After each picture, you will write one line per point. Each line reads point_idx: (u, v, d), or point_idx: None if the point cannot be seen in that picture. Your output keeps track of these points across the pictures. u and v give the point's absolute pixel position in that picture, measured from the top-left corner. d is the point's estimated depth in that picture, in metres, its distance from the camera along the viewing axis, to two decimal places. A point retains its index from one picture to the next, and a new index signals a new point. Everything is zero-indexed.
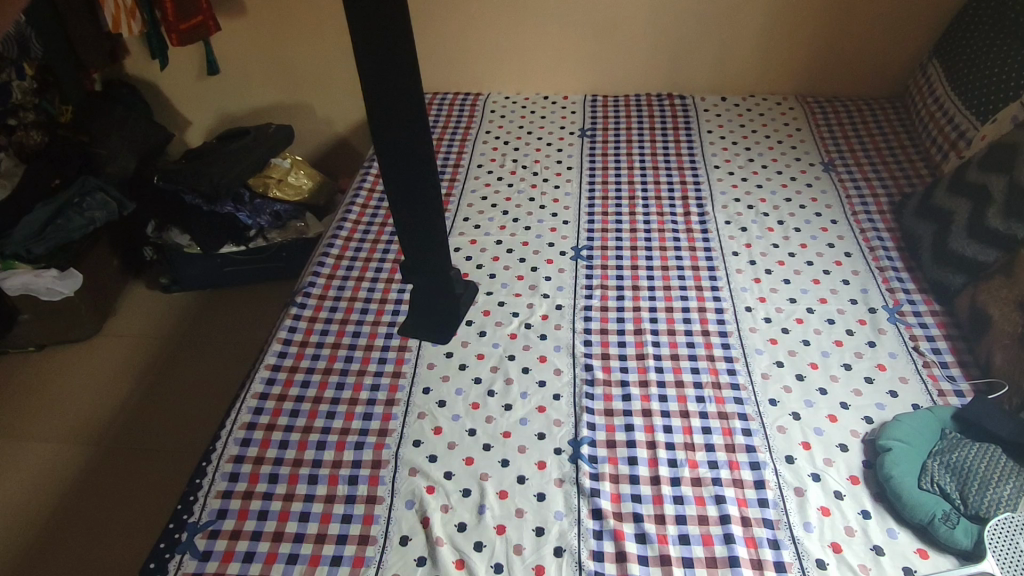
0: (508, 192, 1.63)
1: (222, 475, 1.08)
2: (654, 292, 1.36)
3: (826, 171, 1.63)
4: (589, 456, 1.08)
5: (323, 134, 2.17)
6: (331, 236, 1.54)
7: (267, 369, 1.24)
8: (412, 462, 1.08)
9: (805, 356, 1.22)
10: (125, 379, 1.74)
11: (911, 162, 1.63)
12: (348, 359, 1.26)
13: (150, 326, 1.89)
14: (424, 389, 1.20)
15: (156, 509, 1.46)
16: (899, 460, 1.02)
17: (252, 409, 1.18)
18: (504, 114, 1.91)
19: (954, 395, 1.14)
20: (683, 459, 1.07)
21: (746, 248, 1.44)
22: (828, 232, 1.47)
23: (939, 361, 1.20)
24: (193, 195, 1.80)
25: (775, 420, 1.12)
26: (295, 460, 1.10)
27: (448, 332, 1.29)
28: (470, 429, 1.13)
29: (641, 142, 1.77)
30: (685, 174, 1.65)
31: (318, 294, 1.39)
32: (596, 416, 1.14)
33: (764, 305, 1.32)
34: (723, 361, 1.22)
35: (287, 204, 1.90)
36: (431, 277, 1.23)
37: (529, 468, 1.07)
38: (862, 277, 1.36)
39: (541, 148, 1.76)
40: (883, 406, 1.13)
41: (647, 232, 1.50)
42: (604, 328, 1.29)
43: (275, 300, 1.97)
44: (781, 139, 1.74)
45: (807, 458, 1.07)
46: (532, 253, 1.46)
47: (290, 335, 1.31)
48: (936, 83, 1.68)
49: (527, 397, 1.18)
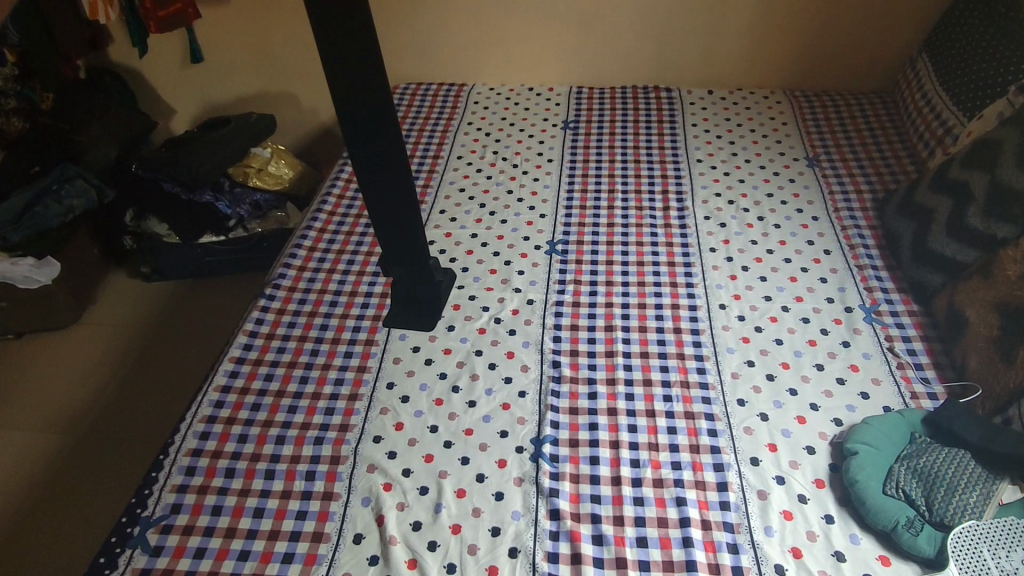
0: (486, 184, 1.60)
1: (178, 469, 1.07)
2: (627, 289, 1.34)
3: (810, 166, 1.60)
4: (551, 455, 1.07)
5: (307, 124, 2.15)
6: (305, 228, 1.52)
7: (230, 362, 1.23)
8: (372, 459, 1.07)
9: (776, 355, 1.20)
10: (102, 368, 1.73)
11: (896, 158, 1.60)
12: (314, 353, 1.24)
13: (129, 316, 1.88)
14: (389, 384, 1.18)
15: (119, 501, 1.45)
16: (866, 465, 0.99)
17: (213, 402, 1.16)
18: (487, 105, 1.88)
19: (927, 398, 1.12)
20: (646, 460, 1.05)
21: (724, 244, 1.42)
22: (808, 229, 1.44)
23: (914, 362, 1.17)
24: (172, 183, 1.77)
25: (742, 421, 1.10)
26: (253, 455, 1.08)
27: (433, 318, 1.29)
28: (432, 425, 1.12)
29: (624, 135, 1.74)
30: (666, 168, 1.62)
31: (288, 286, 1.38)
32: (560, 415, 1.12)
33: (738, 303, 1.29)
34: (693, 359, 1.20)
35: (267, 193, 1.88)
36: (410, 266, 1.23)
37: (489, 466, 1.06)
38: (840, 275, 1.34)
39: (523, 140, 1.74)
40: (853, 408, 1.11)
41: (625, 227, 1.48)
42: (575, 324, 1.27)
43: (253, 292, 1.94)
44: (766, 134, 1.71)
45: (773, 460, 1.05)
46: (507, 247, 1.44)
47: (256, 327, 1.29)
48: (924, 78, 1.64)
49: (492, 394, 1.16)
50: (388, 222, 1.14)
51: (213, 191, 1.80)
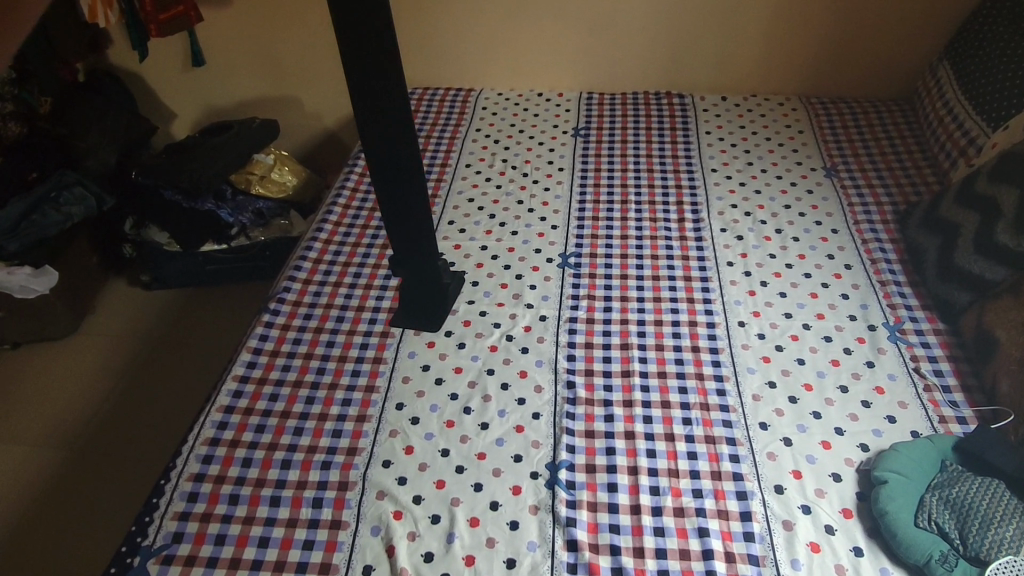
0: (496, 194, 1.56)
1: (180, 495, 1.03)
2: (643, 304, 1.30)
3: (828, 176, 1.56)
4: (567, 481, 1.03)
5: (311, 129, 2.11)
6: (310, 238, 1.47)
7: (234, 381, 1.18)
8: (381, 485, 1.03)
9: (798, 376, 1.16)
10: (100, 381, 1.69)
11: (917, 169, 1.56)
12: (320, 371, 1.19)
13: (129, 325, 1.83)
14: (398, 405, 1.14)
15: (116, 523, 1.40)
16: (895, 495, 0.96)
17: (216, 424, 1.12)
18: (495, 111, 1.84)
19: (956, 422, 1.08)
20: (666, 487, 1.02)
21: (742, 258, 1.38)
22: (828, 242, 1.40)
23: (941, 384, 1.14)
24: (172, 191, 1.72)
25: (765, 446, 1.06)
26: (257, 480, 1.04)
27: (437, 318, 1.28)
28: (443, 449, 1.08)
29: (636, 143, 1.70)
30: (680, 178, 1.58)
31: (293, 300, 1.33)
32: (576, 438, 1.08)
33: (758, 320, 1.25)
34: (713, 380, 1.16)
35: (269, 201, 1.84)
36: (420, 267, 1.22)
37: (503, 493, 1.02)
38: (862, 291, 1.30)
39: (532, 147, 1.70)
40: (880, 433, 1.07)
41: (639, 239, 1.44)
42: (590, 341, 1.23)
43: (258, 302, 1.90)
44: (782, 142, 1.67)
45: (798, 488, 1.01)
46: (518, 260, 1.40)
47: (261, 344, 1.24)
48: (946, 87, 1.61)
49: (505, 416, 1.12)
50: (400, 224, 1.13)
51: (214, 199, 1.76)
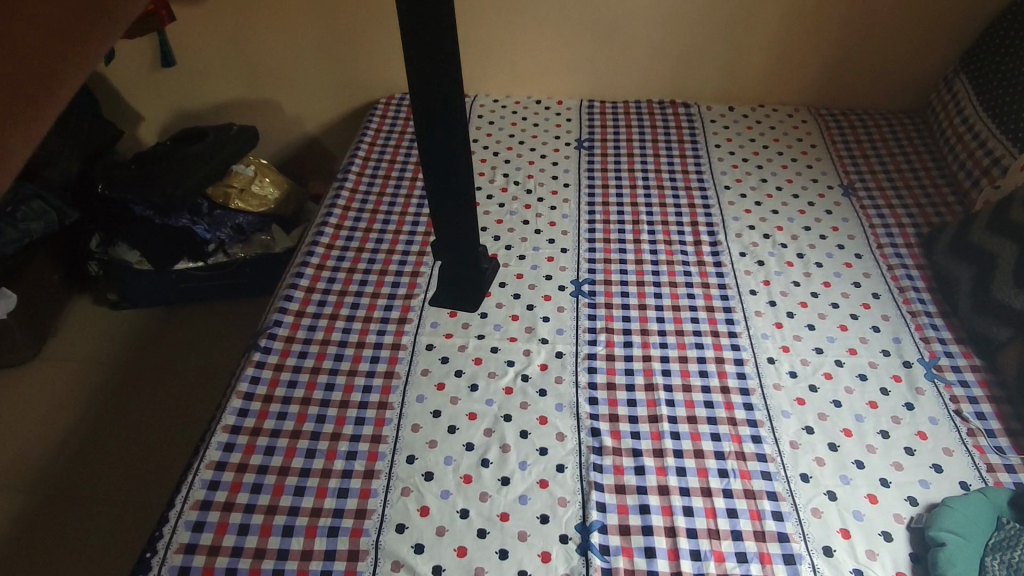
0: (499, 213, 1.46)
1: (169, 570, 0.92)
2: (665, 338, 1.22)
3: (846, 194, 1.50)
4: (600, 546, 0.94)
5: (291, 134, 1.98)
6: (300, 264, 1.35)
7: (224, 432, 1.07)
8: (396, 554, 0.93)
9: (836, 420, 1.09)
10: (63, 413, 1.55)
11: (936, 187, 1.50)
12: (321, 420, 1.09)
13: (97, 349, 1.69)
14: (409, 458, 1.04)
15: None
16: (957, 559, 0.89)
17: (207, 484, 1.00)
18: (492, 119, 1.74)
19: (1004, 471, 1.02)
20: (707, 551, 0.94)
21: (765, 286, 1.30)
22: (852, 268, 1.34)
23: (985, 428, 1.07)
24: (144, 207, 1.58)
25: (809, 501, 0.99)
26: (256, 551, 0.93)
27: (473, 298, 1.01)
28: (462, 509, 0.98)
29: (643, 156, 1.62)
30: (693, 196, 1.51)
31: (285, 336, 1.21)
32: (606, 495, 1.00)
33: (788, 356, 1.18)
34: (746, 426, 1.08)
35: (250, 216, 1.70)
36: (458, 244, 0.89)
37: (532, 561, 0.93)
38: (893, 322, 1.23)
39: (535, 161, 1.61)
40: (927, 484, 1.01)
41: (655, 264, 1.36)
42: (612, 381, 1.15)
43: (256, 323, 1.77)
44: (795, 157, 1.60)
45: (848, 549, 0.94)
46: (528, 288, 1.30)
47: (252, 388, 1.13)
48: (964, 101, 1.55)
49: (527, 468, 1.03)
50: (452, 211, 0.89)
51: (190, 214, 1.63)
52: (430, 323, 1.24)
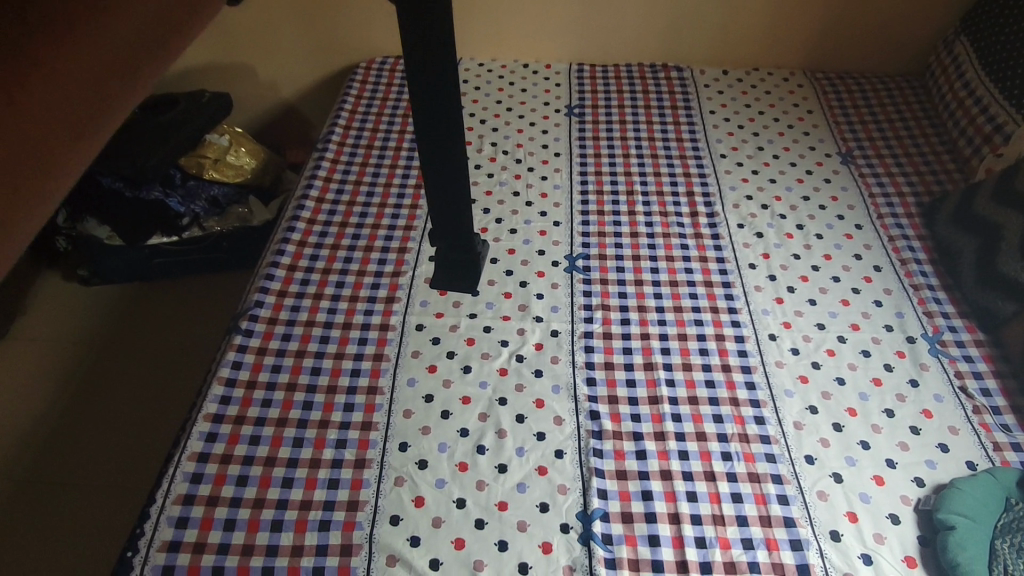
0: (487, 184, 1.41)
1: (153, 569, 0.87)
2: (663, 316, 1.18)
3: (844, 162, 1.45)
4: (603, 535, 0.91)
5: (266, 100, 1.89)
6: (280, 241, 1.29)
7: (207, 421, 1.02)
8: (391, 548, 0.90)
9: (840, 399, 1.06)
10: (35, 396, 1.48)
11: (935, 155, 1.47)
12: (307, 407, 1.04)
13: (67, 327, 1.62)
14: (402, 446, 1.00)
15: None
16: (966, 543, 0.87)
17: (189, 477, 0.96)
18: (478, 84, 1.67)
19: (1011, 450, 1.00)
20: (712, 538, 0.91)
21: (764, 259, 1.27)
22: (853, 239, 1.30)
23: (990, 405, 1.05)
24: (112, 177, 1.48)
25: (814, 483, 0.97)
26: (244, 548, 0.89)
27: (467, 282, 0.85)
28: (458, 499, 0.95)
29: (636, 123, 1.56)
30: (688, 165, 1.46)
31: (267, 317, 1.16)
32: (607, 481, 0.97)
33: (789, 333, 1.15)
34: (749, 406, 1.05)
35: (225, 187, 1.62)
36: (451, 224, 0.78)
37: (532, 552, 0.90)
38: (895, 296, 1.20)
39: (524, 129, 1.54)
40: (934, 465, 0.98)
41: (651, 237, 1.31)
42: (610, 361, 1.11)
43: (238, 294, 1.70)
44: (791, 123, 1.55)
45: (855, 533, 0.92)
46: (520, 264, 1.25)
47: (235, 373, 1.07)
48: (965, 65, 1.51)
49: (524, 454, 0.99)
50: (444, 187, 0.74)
51: (161, 187, 1.54)
52: (420, 302, 1.19)
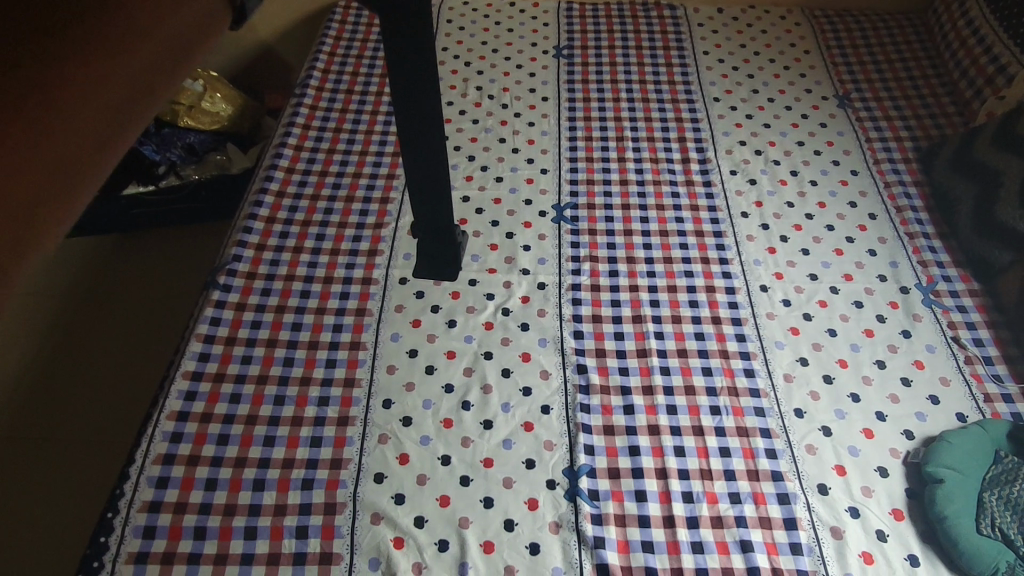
0: (472, 130, 1.36)
1: (134, 530, 0.86)
2: (652, 267, 1.15)
3: (841, 106, 1.41)
4: (589, 491, 0.90)
5: (238, 46, 1.81)
6: (258, 191, 1.24)
7: (185, 379, 0.99)
8: (375, 506, 0.89)
9: (831, 351, 1.04)
10: (11, 354, 1.45)
11: (935, 97, 1.42)
12: (288, 363, 1.02)
13: (42, 278, 1.58)
14: (385, 403, 0.98)
15: (49, 531, 1.21)
16: (955, 496, 0.87)
17: (169, 436, 0.94)
18: (463, 25, 1.60)
19: (1002, 401, 0.99)
20: (700, 493, 0.90)
21: (758, 207, 1.23)
22: (848, 186, 1.26)
23: (982, 356, 1.04)
24: None
25: (803, 437, 0.96)
26: (226, 507, 0.88)
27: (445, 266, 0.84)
28: (443, 457, 0.93)
29: (627, 65, 1.50)
30: (680, 109, 1.41)
31: (246, 272, 1.12)
32: (594, 437, 0.95)
33: (781, 284, 1.13)
34: (739, 358, 1.04)
35: (201, 134, 1.59)
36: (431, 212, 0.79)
37: (518, 509, 0.89)
38: (890, 245, 1.18)
39: (510, 72, 1.49)
40: (924, 417, 0.97)
41: (641, 185, 1.27)
42: (597, 314, 1.09)
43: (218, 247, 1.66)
44: (788, 65, 1.50)
45: (843, 487, 0.91)
46: (506, 214, 1.22)
47: (213, 330, 1.05)
48: (970, 4, 1.45)
49: (510, 410, 0.98)
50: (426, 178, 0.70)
51: None
52: (403, 255, 1.16)
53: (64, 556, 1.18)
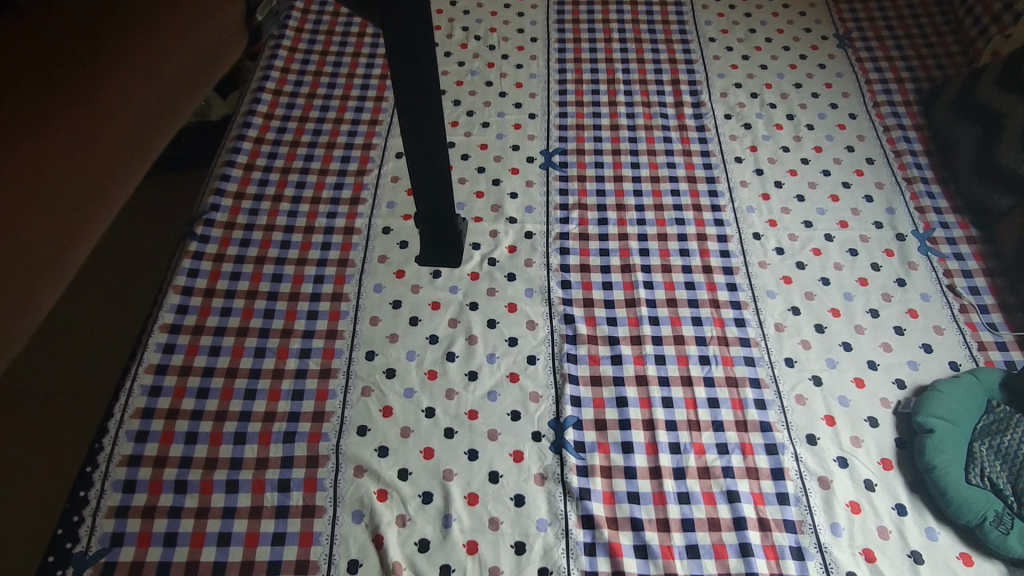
0: (458, 73, 1.31)
1: (113, 484, 0.85)
2: (642, 215, 1.12)
3: (841, 45, 1.36)
4: (575, 443, 0.89)
5: None
6: (236, 137, 1.20)
7: (163, 332, 0.97)
8: (359, 459, 0.87)
9: (824, 299, 1.02)
10: None
11: (938, 36, 1.37)
12: (269, 315, 0.99)
13: None
14: (368, 354, 0.96)
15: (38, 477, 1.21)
16: (943, 447, 0.86)
17: (148, 390, 0.92)
18: None
19: (996, 349, 0.98)
20: (687, 444, 0.89)
21: (752, 152, 1.20)
22: (846, 130, 1.23)
23: (978, 304, 1.02)
24: None
25: (793, 387, 0.94)
26: (207, 461, 0.87)
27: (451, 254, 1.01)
28: (427, 409, 0.92)
29: (620, 4, 1.44)
30: (674, 50, 1.36)
31: (224, 222, 1.09)
32: (581, 388, 0.94)
33: (775, 232, 1.10)
34: (729, 308, 1.01)
35: None
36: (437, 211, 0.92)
37: (503, 461, 0.88)
38: (888, 190, 1.14)
39: (498, 12, 1.43)
40: (916, 365, 0.96)
41: (632, 130, 1.23)
42: (586, 263, 1.06)
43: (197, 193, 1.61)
44: (787, 2, 1.44)
45: (831, 437, 0.90)
46: (493, 160, 1.18)
47: (191, 282, 1.02)
48: None
49: (495, 361, 0.96)
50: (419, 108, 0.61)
51: None
52: (386, 204, 1.13)
53: (52, 506, 1.18)
